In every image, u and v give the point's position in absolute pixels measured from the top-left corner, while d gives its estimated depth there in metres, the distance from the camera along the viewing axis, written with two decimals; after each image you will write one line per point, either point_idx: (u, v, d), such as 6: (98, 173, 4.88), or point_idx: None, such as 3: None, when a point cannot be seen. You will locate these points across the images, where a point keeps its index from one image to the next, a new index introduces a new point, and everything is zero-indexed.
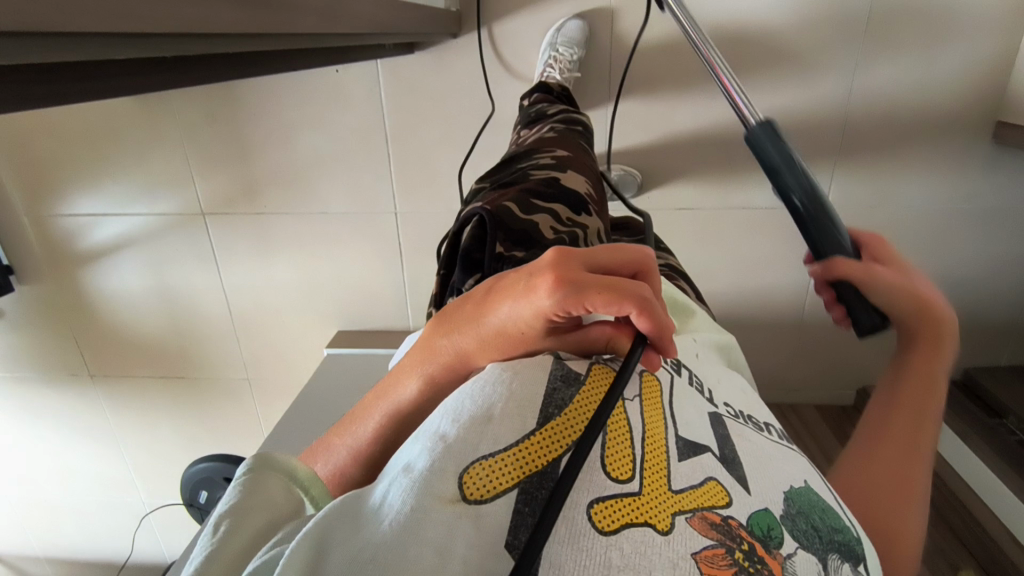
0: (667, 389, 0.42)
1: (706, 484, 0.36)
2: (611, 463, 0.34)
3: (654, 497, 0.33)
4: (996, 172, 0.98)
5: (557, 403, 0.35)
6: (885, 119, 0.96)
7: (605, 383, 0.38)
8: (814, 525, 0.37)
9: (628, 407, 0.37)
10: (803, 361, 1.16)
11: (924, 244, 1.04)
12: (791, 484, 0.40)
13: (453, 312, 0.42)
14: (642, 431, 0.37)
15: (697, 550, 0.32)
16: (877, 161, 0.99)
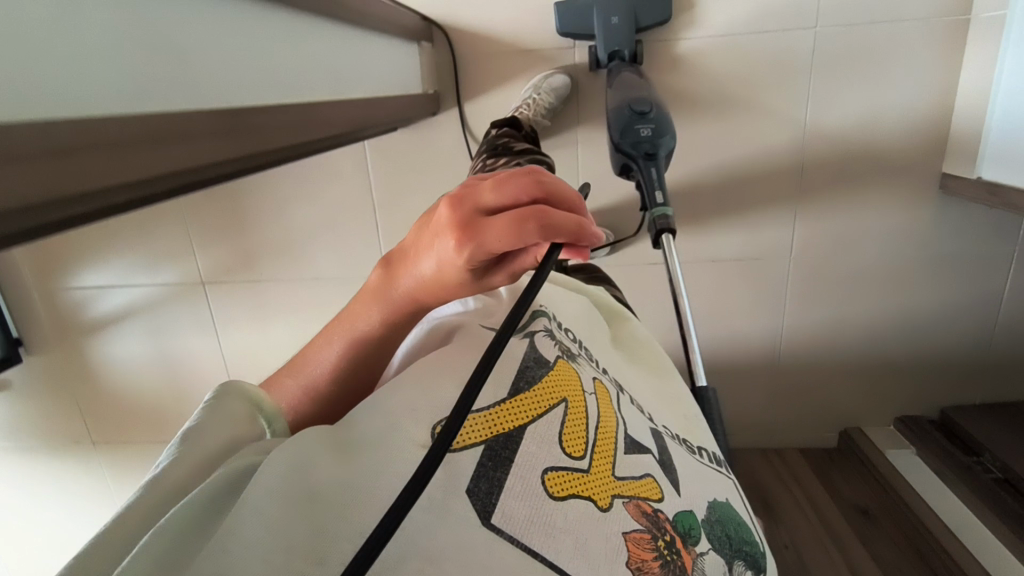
0: (615, 397, 0.48)
1: (645, 478, 0.41)
2: (568, 439, 0.39)
3: (600, 477, 0.38)
4: (948, 221, 1.03)
5: (526, 379, 0.41)
6: (839, 174, 1.03)
7: (568, 374, 0.43)
8: (727, 533, 0.45)
9: (587, 398, 0.43)
10: (785, 405, 1.18)
11: (889, 289, 1.09)
12: (715, 498, 0.47)
13: (397, 261, 0.48)
14: (596, 418, 0.42)
15: (629, 530, 0.37)
16: (834, 213, 1.05)
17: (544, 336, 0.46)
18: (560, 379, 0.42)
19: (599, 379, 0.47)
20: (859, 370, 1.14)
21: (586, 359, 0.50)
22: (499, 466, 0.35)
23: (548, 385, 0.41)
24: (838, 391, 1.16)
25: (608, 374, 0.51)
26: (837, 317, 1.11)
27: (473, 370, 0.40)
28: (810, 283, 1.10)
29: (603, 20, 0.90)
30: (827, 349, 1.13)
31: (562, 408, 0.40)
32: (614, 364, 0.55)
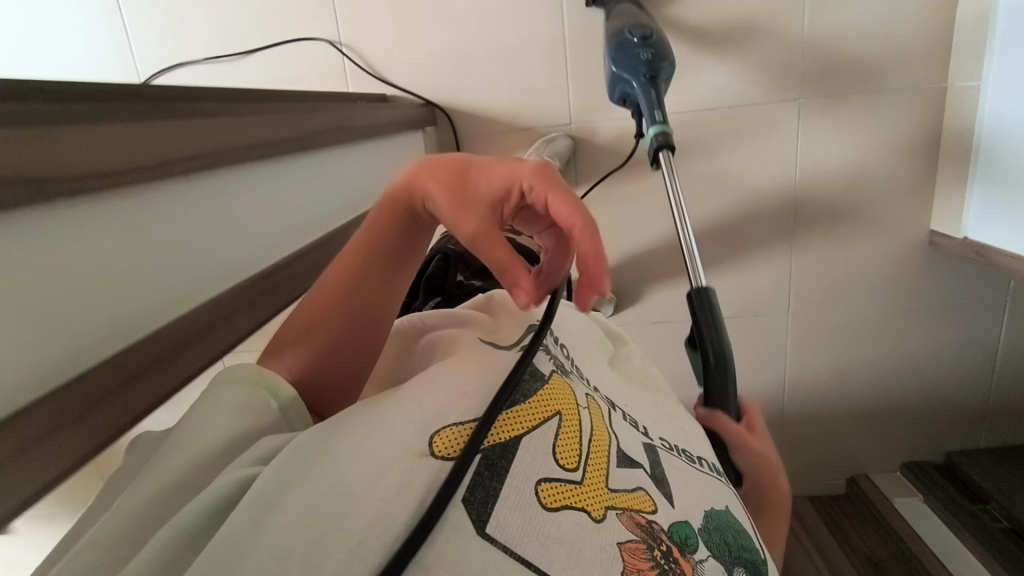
0: (607, 414, 0.49)
1: (637, 492, 0.43)
2: (561, 452, 0.40)
3: (591, 489, 0.39)
4: (941, 275, 1.06)
5: (523, 392, 0.41)
6: (832, 233, 1.07)
7: (562, 392, 0.44)
8: (726, 540, 0.48)
9: (579, 414, 0.44)
10: (792, 453, 1.20)
11: (887, 341, 1.11)
12: (713, 506, 0.50)
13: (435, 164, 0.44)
14: (588, 433, 0.43)
15: (623, 541, 0.38)
16: (828, 269, 1.09)
17: (541, 355, 0.47)
18: (554, 394, 0.43)
19: (591, 397, 0.49)
20: (862, 418, 1.17)
21: (578, 377, 0.52)
22: (495, 474, 0.35)
23: (543, 401, 0.42)
24: (843, 439, 1.18)
25: (601, 394, 0.53)
26: (838, 369, 1.14)
27: (472, 385, 0.41)
28: (810, 336, 1.13)
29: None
30: (831, 399, 1.16)
31: (556, 421, 0.41)
32: (605, 380, 0.58)
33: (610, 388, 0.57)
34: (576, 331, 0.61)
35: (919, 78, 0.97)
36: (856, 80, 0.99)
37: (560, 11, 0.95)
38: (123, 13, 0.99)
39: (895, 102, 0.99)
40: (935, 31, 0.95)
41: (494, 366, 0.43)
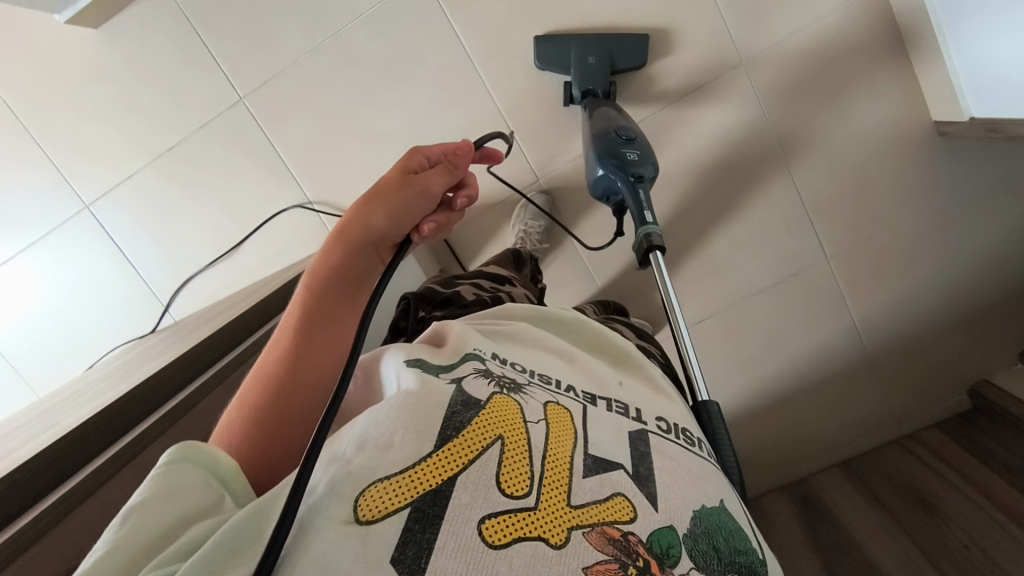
0: (581, 417, 0.38)
1: (609, 500, 0.33)
2: (507, 479, 0.31)
3: (552, 510, 0.31)
4: (963, 156, 1.00)
5: (455, 425, 0.33)
6: (845, 164, 1.02)
7: (510, 407, 0.36)
8: (717, 546, 0.33)
9: (531, 429, 0.35)
10: (899, 390, 1.13)
11: (946, 241, 1.04)
12: (704, 502, 0.36)
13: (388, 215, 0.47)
14: (543, 446, 0.34)
15: (590, 563, 0.29)
16: (849, 201, 1.03)
17: (475, 378, 0.38)
18: (497, 415, 0.35)
19: (555, 402, 0.38)
20: (957, 325, 1.09)
21: (540, 383, 0.40)
22: (430, 525, 0.28)
23: (482, 427, 0.33)
24: (948, 353, 1.10)
25: (573, 390, 0.41)
26: (910, 288, 1.07)
27: (403, 430, 0.32)
28: (868, 269, 1.06)
29: (580, 61, 0.94)
30: (916, 318, 1.08)
31: (498, 447, 0.33)
32: (586, 373, 0.45)
33: (591, 380, 0.44)
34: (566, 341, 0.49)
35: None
36: (793, 20, 0.96)
37: (487, 89, 0.99)
38: (126, 255, 1.07)
39: (837, 22, 0.96)
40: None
41: (417, 389, 0.35)
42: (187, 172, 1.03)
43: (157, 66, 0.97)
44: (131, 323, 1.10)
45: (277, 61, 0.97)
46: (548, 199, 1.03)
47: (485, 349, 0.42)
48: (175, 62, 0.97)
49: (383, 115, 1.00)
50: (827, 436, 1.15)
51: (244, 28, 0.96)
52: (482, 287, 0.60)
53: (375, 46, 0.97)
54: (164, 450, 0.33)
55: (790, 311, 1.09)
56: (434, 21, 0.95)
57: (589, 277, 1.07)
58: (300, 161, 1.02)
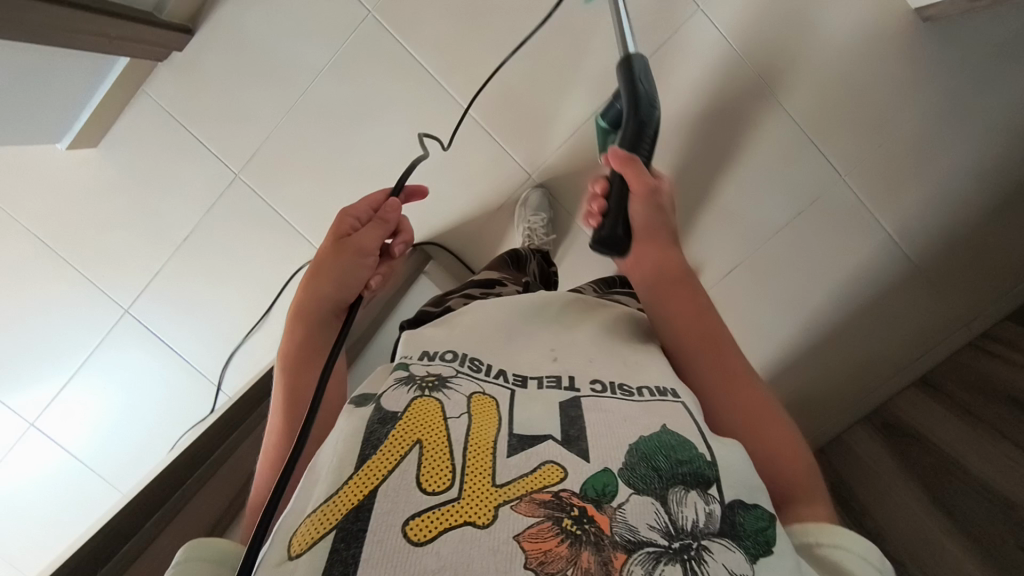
0: (507, 403, 0.37)
1: (538, 468, 0.32)
2: (428, 479, 0.31)
3: (476, 495, 0.31)
4: (948, 36, 0.96)
5: (373, 441, 0.33)
6: (823, 79, 0.99)
7: (428, 409, 0.35)
8: (655, 467, 0.33)
9: (452, 426, 0.34)
10: (953, 290, 1.06)
11: (952, 128, 1.00)
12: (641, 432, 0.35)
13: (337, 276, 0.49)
14: (464, 438, 0.34)
15: (520, 531, 0.29)
16: (841, 113, 1.00)
17: (394, 389, 0.37)
18: (414, 422, 0.34)
19: (481, 391, 0.37)
20: (993, 210, 1.02)
21: (468, 372, 0.39)
22: (353, 540, 0.28)
23: (400, 437, 0.33)
24: (993, 241, 1.03)
25: (504, 375, 0.40)
26: (929, 185, 1.02)
27: (328, 465, 0.33)
28: (880, 176, 1.02)
29: None
30: (940, 216, 1.03)
31: (417, 452, 0.32)
32: (525, 350, 0.44)
33: (525, 360, 0.42)
34: (511, 317, 0.47)
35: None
36: None
37: (456, 100, 1.00)
38: (170, 344, 1.11)
39: None
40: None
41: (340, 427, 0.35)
42: (207, 251, 1.08)
43: (157, 163, 1.04)
44: (189, 408, 1.13)
45: (259, 129, 1.02)
46: (546, 191, 1.04)
47: (413, 355, 0.41)
48: (171, 153, 1.03)
49: (367, 152, 1.03)
50: (893, 354, 1.10)
51: (221, 105, 1.01)
52: (473, 296, 0.61)
53: (340, 90, 1.00)
54: (178, 550, 0.35)
55: (813, 237, 1.06)
56: (388, 50, 0.98)
57: (596, 258, 1.07)
58: (303, 216, 1.06)
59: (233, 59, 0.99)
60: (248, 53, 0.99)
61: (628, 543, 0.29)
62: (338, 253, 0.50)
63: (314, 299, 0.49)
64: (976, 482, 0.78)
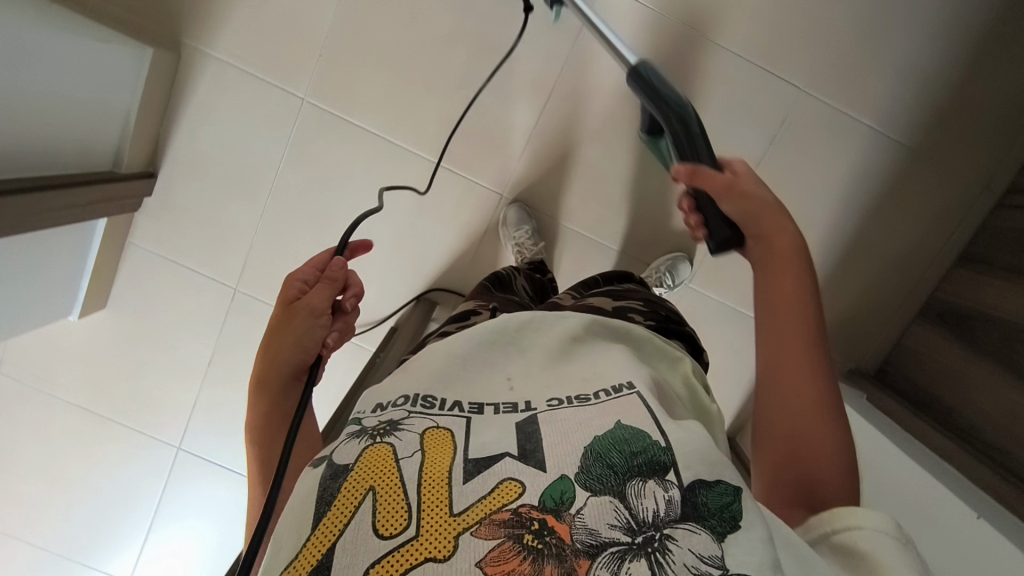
0: (462, 435, 0.38)
1: (495, 488, 0.35)
2: (384, 524, 0.33)
3: (433, 529, 0.32)
4: None
5: (326, 498, 0.35)
6: (747, 8, 0.98)
7: (378, 455, 0.36)
8: (611, 464, 0.36)
9: (403, 465, 0.36)
10: (955, 164, 1.02)
11: (893, 8, 0.97)
12: (596, 431, 0.38)
13: (288, 343, 0.51)
14: (418, 475, 0.35)
15: (483, 556, 0.31)
16: (777, 34, 0.99)
17: (349, 442, 0.38)
18: (364, 470, 0.35)
19: (435, 425, 0.39)
20: (961, 77, 0.99)
21: (422, 410, 0.40)
22: None
23: (352, 488, 0.35)
24: (977, 103, 1.00)
25: (458, 405, 0.41)
26: (890, 73, 0.99)
27: (289, 528, 0.34)
28: (838, 80, 1.00)
29: None
30: (910, 98, 1.00)
31: (370, 499, 0.34)
32: (480, 375, 0.45)
33: (481, 385, 0.44)
34: (463, 351, 0.47)
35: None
36: None
37: (406, 150, 1.02)
38: (223, 465, 1.14)
39: None
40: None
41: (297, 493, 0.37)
42: (230, 366, 1.11)
43: (160, 302, 1.08)
44: None
45: (240, 240, 1.06)
46: (523, 205, 1.04)
47: (366, 408, 0.42)
48: (171, 287, 1.08)
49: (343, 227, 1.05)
50: (919, 245, 1.06)
51: (199, 231, 1.06)
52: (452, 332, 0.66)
53: (300, 178, 1.04)
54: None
55: (796, 161, 1.02)
56: (331, 127, 1.01)
57: (586, 255, 1.07)
58: None
59: (199, 183, 1.04)
60: (211, 174, 1.03)
61: (590, 548, 0.32)
62: (287, 323, 0.51)
63: (269, 369, 0.51)
64: None
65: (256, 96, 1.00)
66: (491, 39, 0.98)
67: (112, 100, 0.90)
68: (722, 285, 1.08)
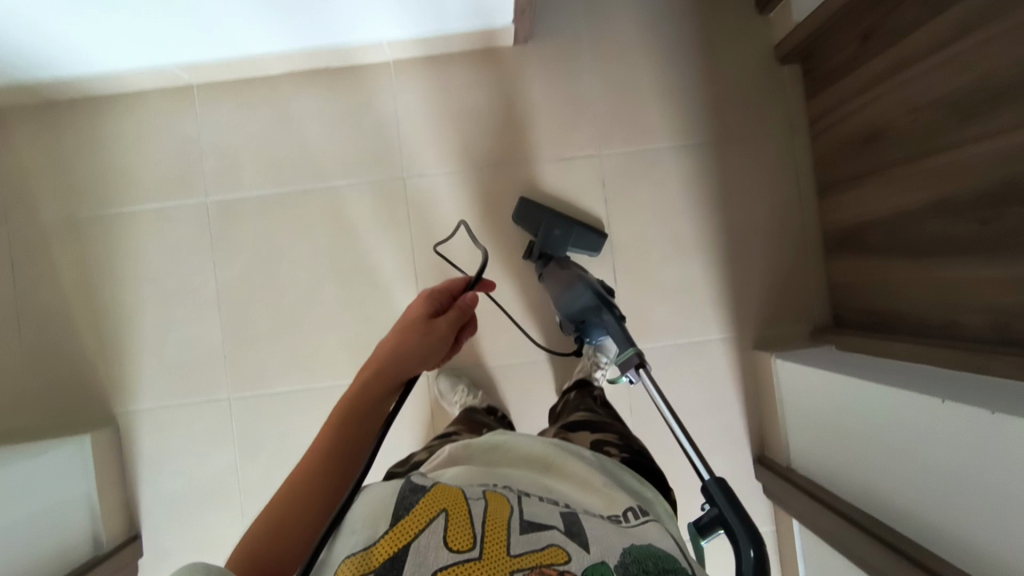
0: (516, 502, 0.47)
1: (545, 548, 0.41)
2: (453, 542, 0.40)
3: (491, 559, 0.39)
4: (560, 33, 1.13)
5: (404, 506, 0.43)
6: (520, 125, 1.13)
7: (449, 488, 0.44)
8: (645, 567, 0.41)
9: (473, 504, 0.44)
10: (761, 134, 1.12)
11: (624, 59, 1.12)
12: (632, 543, 0.44)
13: (411, 354, 0.60)
14: (481, 513, 0.43)
15: None
16: (558, 131, 1.13)
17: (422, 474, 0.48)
18: (440, 492, 0.44)
19: (496, 490, 0.47)
20: (711, 71, 1.12)
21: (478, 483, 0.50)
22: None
23: (428, 503, 0.42)
24: (744, 83, 1.12)
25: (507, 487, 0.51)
26: (662, 105, 1.13)
27: (364, 526, 0.42)
28: (627, 134, 1.13)
29: (546, 231, 1.07)
30: (690, 111, 1.13)
31: (443, 517, 0.42)
32: (526, 482, 0.55)
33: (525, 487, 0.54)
34: (504, 473, 0.56)
35: (384, 71, 1.13)
36: (390, 132, 1.13)
37: (330, 389, 1.11)
38: None
39: (405, 100, 1.13)
40: (340, 63, 1.12)
41: (373, 499, 0.45)
42: None
43: None
44: None
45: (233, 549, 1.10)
46: (450, 371, 1.12)
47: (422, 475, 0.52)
48: None
49: None
50: (784, 205, 1.12)
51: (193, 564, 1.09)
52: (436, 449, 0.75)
53: (259, 463, 1.10)
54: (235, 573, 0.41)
55: (638, 206, 1.13)
56: (262, 407, 1.10)
57: (527, 378, 1.13)
58: None
59: (177, 521, 1.09)
60: (184, 506, 1.09)
61: None
62: (418, 334, 0.62)
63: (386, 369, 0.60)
64: (952, 234, 0.79)
65: (190, 421, 1.10)
66: (348, 267, 1.12)
67: (67, 495, 0.99)
68: (653, 333, 1.12)
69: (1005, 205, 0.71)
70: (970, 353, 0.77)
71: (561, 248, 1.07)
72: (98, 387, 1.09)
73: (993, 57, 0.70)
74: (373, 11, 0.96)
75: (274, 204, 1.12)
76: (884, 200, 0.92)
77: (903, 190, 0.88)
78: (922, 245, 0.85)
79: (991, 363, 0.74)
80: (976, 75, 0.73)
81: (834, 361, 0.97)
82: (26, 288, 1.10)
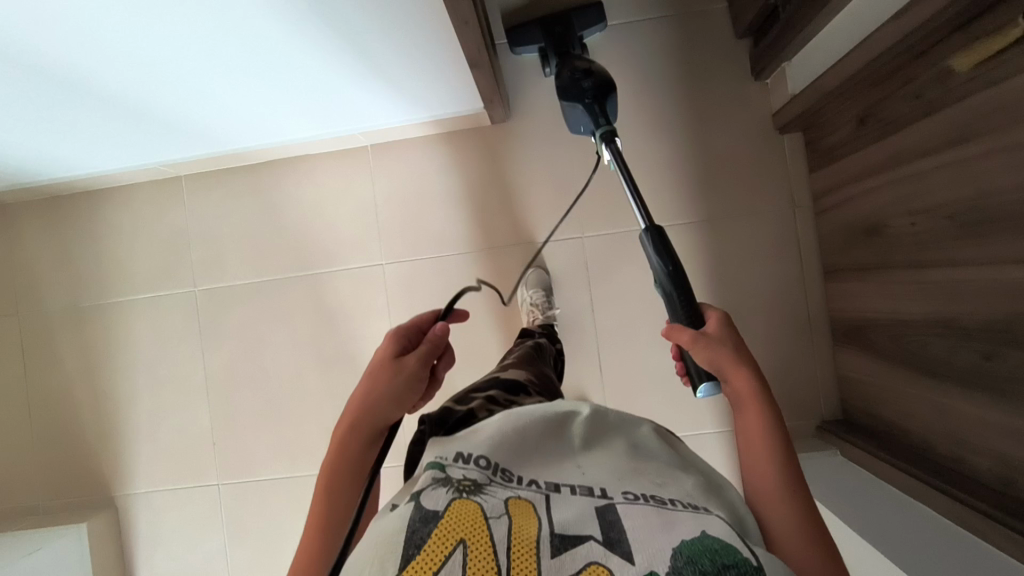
0: (542, 506, 0.38)
1: None
2: None
3: None
4: (541, 110, 1.07)
5: (415, 542, 0.34)
6: (501, 206, 1.09)
7: (463, 507, 0.36)
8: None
9: (493, 524, 0.35)
10: (760, 209, 1.03)
11: None
12: (687, 537, 0.35)
13: (383, 398, 0.51)
14: (506, 539, 0.35)
15: None
16: (539, 211, 1.08)
17: (433, 488, 0.38)
18: (453, 520, 0.35)
19: (517, 496, 0.38)
20: (703, 143, 1.04)
21: (501, 479, 0.40)
22: None
23: (442, 535, 0.34)
24: (741, 155, 1.04)
25: (534, 481, 0.40)
26: (653, 181, 1.05)
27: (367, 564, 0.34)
28: (615, 212, 1.06)
29: (552, 30, 0.96)
30: (682, 186, 1.05)
31: (461, 551, 0.34)
32: (551, 458, 0.43)
33: (550, 469, 0.42)
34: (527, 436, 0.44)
35: (360, 155, 1.12)
36: (368, 218, 1.12)
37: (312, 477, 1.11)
38: None
39: (383, 186, 1.11)
40: (316, 151, 1.11)
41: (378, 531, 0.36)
42: None
43: None
44: None
45: None
46: None
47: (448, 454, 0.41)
48: None
49: None
50: (787, 287, 1.03)
51: None
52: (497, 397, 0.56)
53: (246, 548, 1.12)
54: None
55: (626, 289, 1.06)
56: (247, 494, 1.12)
57: None
58: None
59: None
60: None
61: None
62: (386, 375, 0.52)
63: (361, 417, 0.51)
64: (959, 362, 0.69)
65: (184, 504, 1.13)
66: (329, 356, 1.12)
67: None
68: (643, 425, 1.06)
69: (1012, 344, 0.61)
70: (972, 511, 0.66)
71: (574, 41, 0.97)
72: (99, 471, 1.14)
73: (992, 172, 0.60)
74: (334, 105, 0.95)
75: (258, 292, 1.13)
76: (891, 301, 0.81)
77: (913, 296, 0.76)
78: (928, 363, 0.75)
79: (991, 528, 0.63)
80: (976, 187, 0.63)
81: (839, 490, 0.86)
82: (36, 376, 1.16)
